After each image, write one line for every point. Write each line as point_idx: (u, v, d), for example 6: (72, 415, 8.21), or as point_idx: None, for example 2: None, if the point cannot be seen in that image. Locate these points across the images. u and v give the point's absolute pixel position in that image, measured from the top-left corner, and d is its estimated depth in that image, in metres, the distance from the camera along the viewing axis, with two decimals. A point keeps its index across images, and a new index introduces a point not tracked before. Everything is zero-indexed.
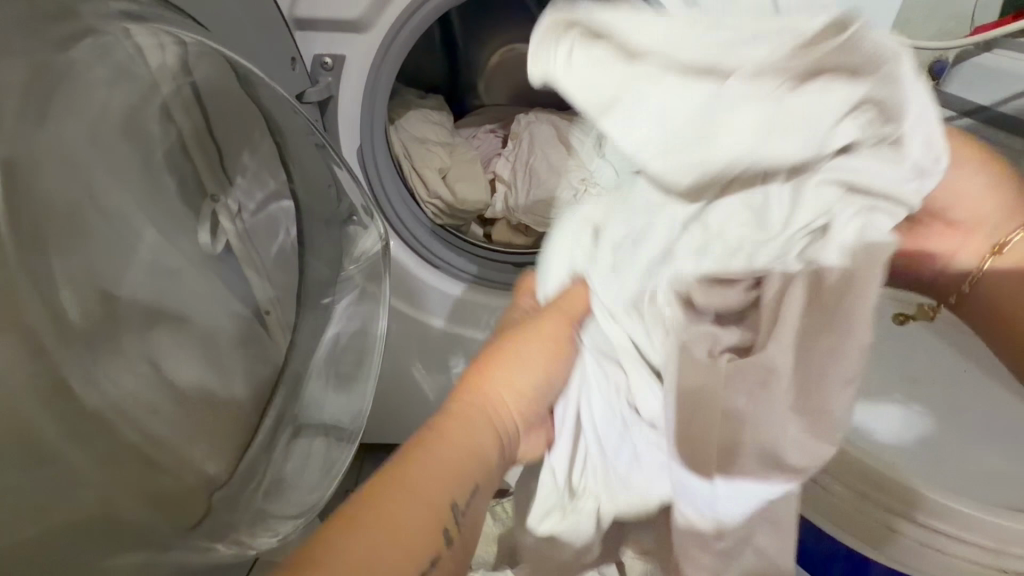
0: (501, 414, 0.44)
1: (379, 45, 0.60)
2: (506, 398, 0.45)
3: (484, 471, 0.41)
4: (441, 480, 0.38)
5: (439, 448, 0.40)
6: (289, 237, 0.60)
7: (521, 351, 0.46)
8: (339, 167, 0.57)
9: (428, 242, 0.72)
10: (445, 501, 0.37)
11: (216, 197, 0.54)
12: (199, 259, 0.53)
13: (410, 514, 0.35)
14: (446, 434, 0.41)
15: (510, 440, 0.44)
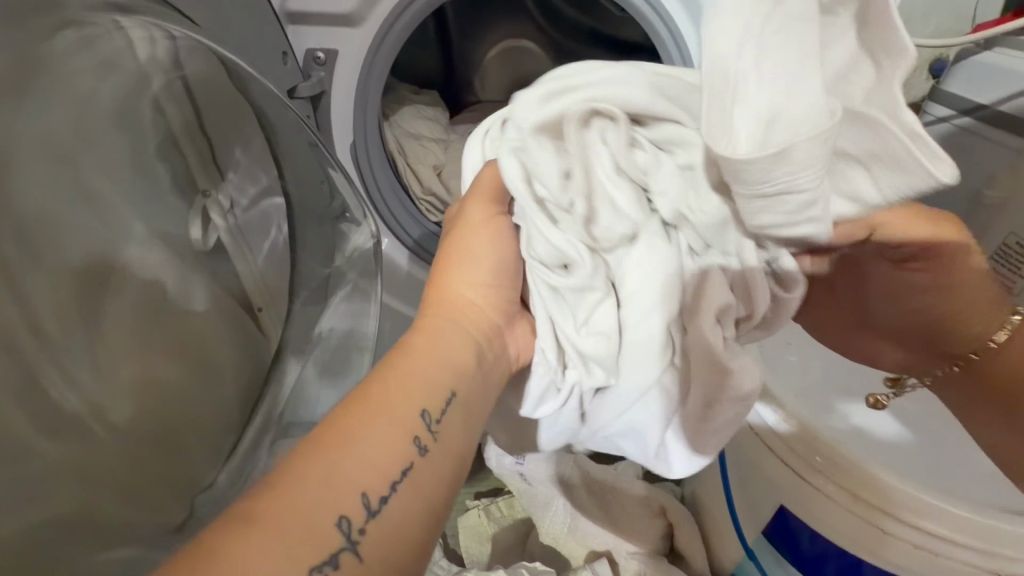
0: (464, 314, 0.41)
1: (370, 39, 0.60)
2: (465, 297, 0.42)
3: (455, 372, 0.37)
4: (399, 386, 0.35)
5: (398, 361, 0.36)
6: (280, 234, 0.59)
7: (468, 254, 0.42)
8: (333, 166, 0.57)
9: (421, 237, 0.71)
10: (413, 414, 0.34)
11: (206, 193, 0.53)
12: (190, 255, 0.52)
13: (367, 426, 0.32)
14: (406, 346, 0.38)
15: (487, 334, 0.41)
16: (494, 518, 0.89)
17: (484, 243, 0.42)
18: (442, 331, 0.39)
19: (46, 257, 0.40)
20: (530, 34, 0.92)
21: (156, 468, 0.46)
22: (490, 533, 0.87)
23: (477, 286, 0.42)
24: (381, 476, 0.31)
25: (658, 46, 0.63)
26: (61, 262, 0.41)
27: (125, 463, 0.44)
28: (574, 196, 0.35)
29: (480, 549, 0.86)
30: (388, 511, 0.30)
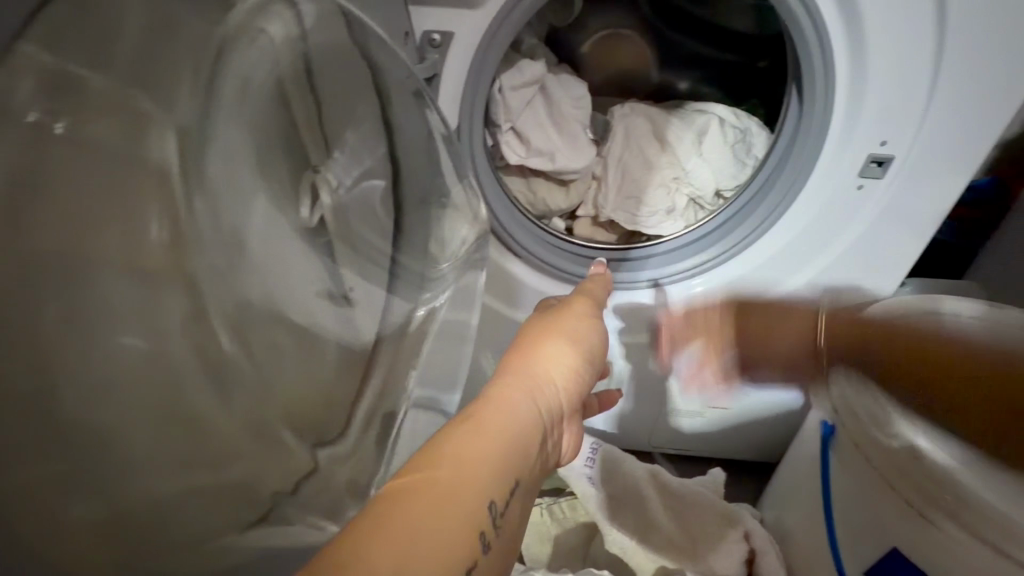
0: (546, 398, 0.46)
1: (488, 24, 0.58)
2: (547, 380, 0.47)
3: (525, 469, 0.41)
4: (488, 469, 0.38)
5: (488, 434, 0.40)
6: (383, 213, 0.60)
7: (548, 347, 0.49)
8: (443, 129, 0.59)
9: (514, 230, 0.71)
10: (488, 498, 0.37)
11: (317, 169, 0.54)
12: (301, 231, 0.52)
13: (464, 484, 0.36)
14: (487, 418, 0.41)
15: (551, 431, 0.46)
16: (557, 519, 0.87)
17: (562, 346, 0.50)
18: (527, 410, 0.43)
19: None
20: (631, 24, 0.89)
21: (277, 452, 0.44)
22: (552, 534, 0.85)
23: (565, 375, 0.48)
24: (457, 547, 0.34)
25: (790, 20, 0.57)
26: None
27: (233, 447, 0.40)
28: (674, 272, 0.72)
29: (542, 550, 0.84)
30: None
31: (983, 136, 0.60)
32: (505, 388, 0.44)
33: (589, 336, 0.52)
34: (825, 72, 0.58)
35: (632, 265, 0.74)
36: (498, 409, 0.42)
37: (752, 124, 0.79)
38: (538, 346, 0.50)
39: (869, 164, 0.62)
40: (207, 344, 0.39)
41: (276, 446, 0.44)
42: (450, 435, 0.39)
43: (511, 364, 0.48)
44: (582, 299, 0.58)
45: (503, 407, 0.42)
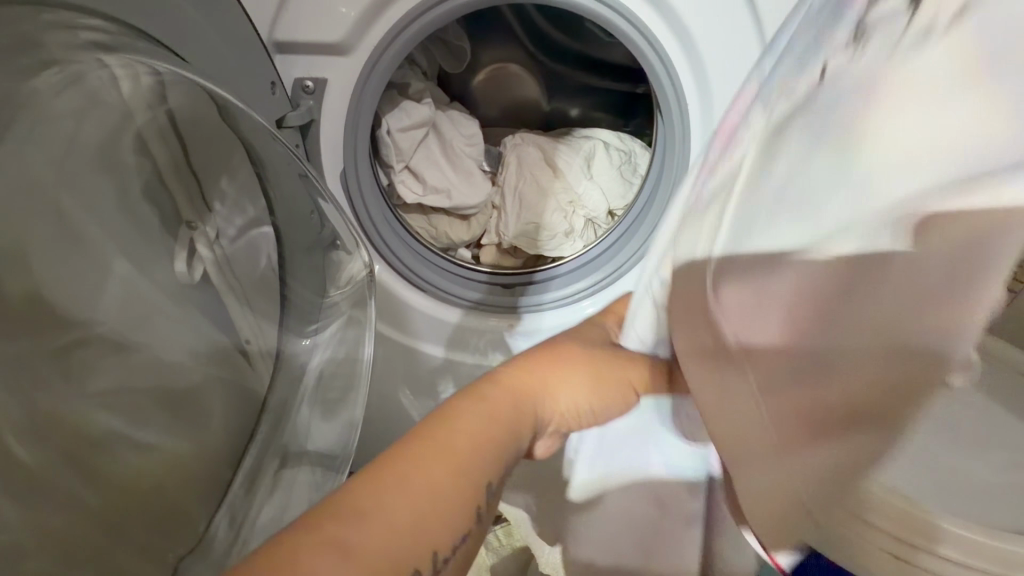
0: (545, 406, 0.45)
1: (361, 68, 0.59)
2: (554, 407, 0.46)
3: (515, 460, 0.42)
4: (482, 478, 0.38)
5: (487, 424, 0.40)
6: (270, 266, 0.57)
7: (563, 358, 0.47)
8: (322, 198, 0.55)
9: (415, 264, 0.72)
10: (480, 483, 0.38)
11: (192, 224, 0.51)
12: (176, 290, 0.50)
13: (457, 488, 0.36)
14: (490, 417, 0.40)
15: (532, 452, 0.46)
16: (493, 547, 0.86)
17: (580, 358, 0.47)
18: (525, 421, 0.43)
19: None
20: (517, 58, 0.93)
21: (111, 544, 0.42)
22: (489, 564, 0.85)
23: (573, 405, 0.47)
24: (441, 524, 0.35)
25: (635, 51, 0.64)
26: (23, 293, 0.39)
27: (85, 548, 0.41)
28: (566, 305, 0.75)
29: None
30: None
31: None
32: (519, 398, 0.44)
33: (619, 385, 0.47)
34: (677, 103, 0.64)
35: (538, 288, 0.77)
36: (501, 408, 0.42)
37: (635, 145, 0.84)
38: (560, 365, 0.47)
39: None
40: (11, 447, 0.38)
41: (113, 540, 0.43)
42: (460, 429, 0.39)
43: (531, 370, 0.46)
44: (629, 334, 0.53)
45: (504, 423, 0.41)
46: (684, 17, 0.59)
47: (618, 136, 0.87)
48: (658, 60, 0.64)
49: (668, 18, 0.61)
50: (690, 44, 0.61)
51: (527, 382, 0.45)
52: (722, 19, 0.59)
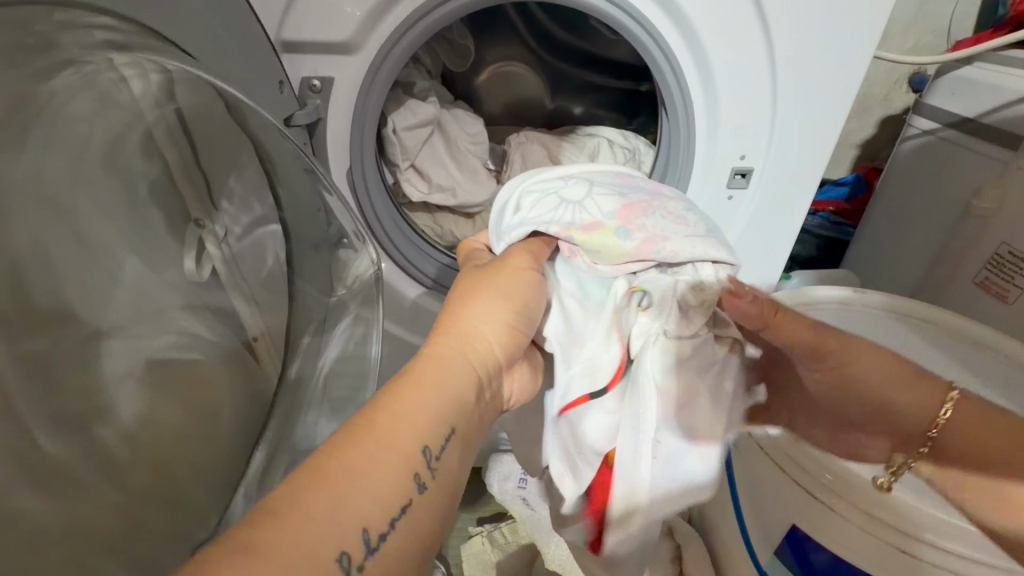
0: (477, 349, 0.41)
1: (367, 67, 0.60)
2: (481, 337, 0.42)
3: (465, 410, 0.38)
4: (412, 424, 0.34)
5: (415, 387, 0.36)
6: (278, 264, 0.58)
7: (479, 295, 0.44)
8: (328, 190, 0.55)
9: (421, 262, 0.72)
10: (418, 443, 0.34)
11: (201, 222, 0.52)
12: (185, 288, 0.52)
13: (386, 445, 0.32)
14: (415, 377, 0.37)
15: (494, 383, 0.42)
16: (498, 544, 0.87)
17: (498, 289, 0.44)
18: (459, 367, 0.39)
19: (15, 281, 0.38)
20: (522, 56, 0.93)
21: (125, 536, 0.43)
22: (494, 561, 0.85)
23: (499, 327, 0.43)
24: (387, 495, 0.31)
25: (643, 53, 0.62)
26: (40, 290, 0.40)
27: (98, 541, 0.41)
28: None
29: None
30: (385, 548, 0.30)
31: (825, 148, 0.66)
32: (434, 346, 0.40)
33: (529, 294, 0.45)
34: (681, 99, 0.64)
35: None
36: (429, 366, 0.38)
37: (639, 143, 0.84)
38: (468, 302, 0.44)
39: (734, 177, 0.67)
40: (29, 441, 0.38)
41: (125, 532, 0.43)
42: (380, 404, 0.34)
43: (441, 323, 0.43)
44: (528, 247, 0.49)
45: (434, 381, 0.37)
46: (691, 15, 0.59)
47: (622, 134, 0.87)
48: (666, 63, 0.62)
49: (676, 18, 0.60)
50: (692, 39, 0.61)
51: (449, 329, 0.42)
52: (726, 17, 0.59)
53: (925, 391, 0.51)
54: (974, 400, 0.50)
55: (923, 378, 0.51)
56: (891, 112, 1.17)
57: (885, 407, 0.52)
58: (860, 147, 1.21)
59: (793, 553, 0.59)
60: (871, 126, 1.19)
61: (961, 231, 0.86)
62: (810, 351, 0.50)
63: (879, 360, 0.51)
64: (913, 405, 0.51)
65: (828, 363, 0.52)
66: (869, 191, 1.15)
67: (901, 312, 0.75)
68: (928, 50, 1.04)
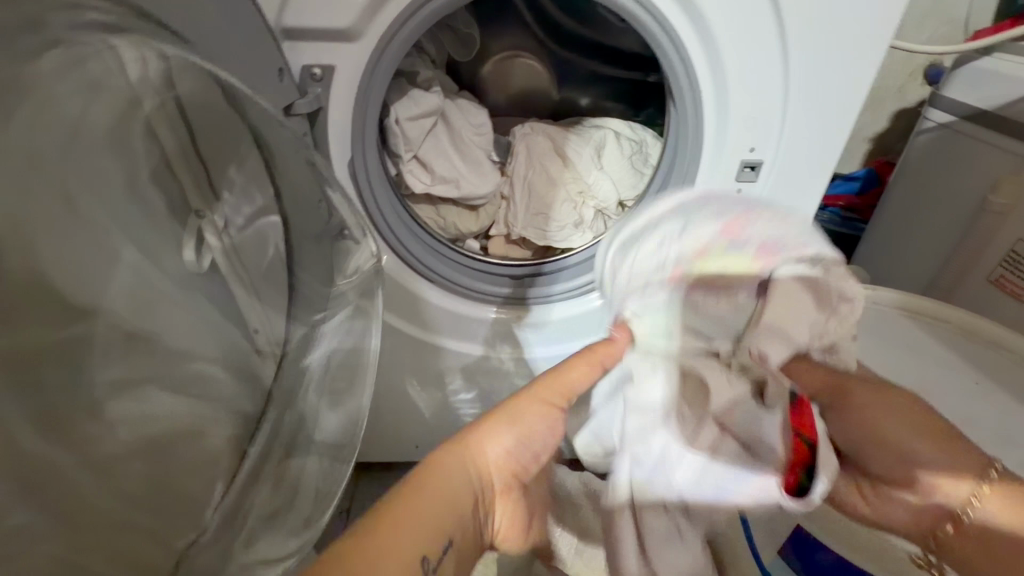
0: (484, 471, 0.46)
1: (369, 55, 0.58)
2: (486, 459, 0.47)
3: (458, 529, 0.42)
4: (418, 535, 0.38)
5: (429, 497, 0.41)
6: (279, 254, 0.58)
7: (513, 412, 0.49)
8: (329, 181, 0.55)
9: (424, 255, 0.71)
10: (418, 552, 0.37)
11: (201, 213, 0.51)
12: (186, 279, 0.51)
13: (388, 552, 0.36)
14: (428, 490, 0.41)
15: (482, 512, 0.46)
16: None
17: (532, 411, 0.49)
18: (465, 482, 0.44)
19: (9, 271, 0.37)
20: (528, 46, 0.91)
21: (124, 529, 0.42)
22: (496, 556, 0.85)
23: (502, 453, 0.47)
24: None
25: (652, 43, 0.61)
26: (33, 282, 0.39)
27: (104, 530, 0.41)
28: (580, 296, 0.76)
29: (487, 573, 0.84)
30: None
31: (839, 140, 0.65)
32: (445, 457, 0.44)
33: (546, 426, 0.49)
34: (691, 91, 0.62)
35: (546, 279, 0.77)
36: (446, 477, 0.43)
37: (646, 135, 0.83)
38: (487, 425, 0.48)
39: (744, 170, 0.66)
40: (23, 437, 0.37)
41: (125, 525, 0.43)
42: (389, 510, 0.38)
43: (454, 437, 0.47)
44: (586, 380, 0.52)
45: (445, 497, 0.41)
46: (703, 3, 0.57)
47: (629, 125, 0.85)
48: (675, 53, 0.61)
49: (687, 6, 0.58)
50: (704, 28, 0.59)
51: (470, 449, 0.46)
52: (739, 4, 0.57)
53: (959, 462, 0.46)
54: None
55: (961, 452, 0.47)
56: (905, 105, 1.15)
57: (907, 466, 0.48)
58: (872, 141, 1.19)
59: (798, 554, 0.60)
60: (885, 119, 1.17)
61: (976, 228, 0.85)
62: (833, 394, 0.52)
63: (908, 416, 0.49)
64: (948, 484, 0.46)
65: (850, 405, 0.51)
66: (881, 187, 1.13)
67: (911, 309, 0.73)
68: (946, 40, 1.01)
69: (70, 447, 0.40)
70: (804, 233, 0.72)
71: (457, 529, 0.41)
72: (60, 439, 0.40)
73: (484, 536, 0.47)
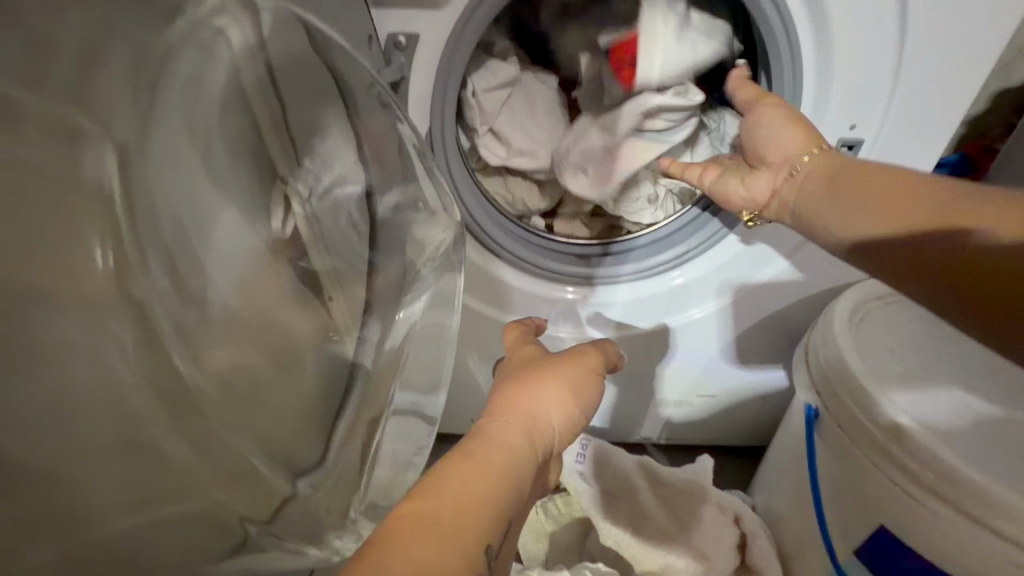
0: (540, 438, 0.44)
1: (456, 22, 0.57)
2: (545, 422, 0.45)
3: (519, 508, 0.40)
4: (477, 519, 0.36)
5: (482, 478, 0.38)
6: (356, 223, 0.58)
7: (551, 381, 0.48)
8: (402, 123, 0.56)
9: (494, 230, 0.71)
10: (485, 538, 0.36)
11: (287, 179, 0.53)
12: (273, 243, 0.52)
13: (459, 527, 0.35)
14: (487, 466, 0.39)
15: (535, 476, 0.43)
16: (551, 515, 0.85)
17: (567, 382, 0.48)
18: (524, 450, 0.42)
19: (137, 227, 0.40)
20: None
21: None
22: (548, 531, 0.84)
23: (563, 419, 0.46)
24: None
25: (755, 10, 0.56)
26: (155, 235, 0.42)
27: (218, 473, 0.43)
28: (653, 277, 0.74)
29: (539, 547, 0.83)
30: None
31: (953, 117, 0.59)
32: (497, 427, 0.43)
33: (589, 389, 0.50)
34: (790, 60, 0.58)
35: (614, 259, 0.75)
36: (504, 446, 0.41)
37: (723, 113, 0.79)
38: (535, 383, 0.47)
39: (840, 149, 0.62)
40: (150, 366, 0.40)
41: None
42: (445, 475, 0.38)
43: (503, 399, 0.46)
44: (596, 349, 0.54)
45: (508, 472, 0.40)
46: None
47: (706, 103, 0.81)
48: (780, 20, 0.56)
49: None
50: None
51: (515, 417, 0.44)
52: None
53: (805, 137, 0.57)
54: (831, 159, 0.56)
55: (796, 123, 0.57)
56: (1007, 84, 1.04)
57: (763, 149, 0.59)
58: (967, 124, 1.09)
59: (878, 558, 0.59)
60: (982, 101, 1.06)
61: None
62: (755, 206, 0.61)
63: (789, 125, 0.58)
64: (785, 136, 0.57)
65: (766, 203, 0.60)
66: (974, 174, 1.04)
67: None
68: None
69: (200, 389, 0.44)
70: None
71: (514, 518, 0.40)
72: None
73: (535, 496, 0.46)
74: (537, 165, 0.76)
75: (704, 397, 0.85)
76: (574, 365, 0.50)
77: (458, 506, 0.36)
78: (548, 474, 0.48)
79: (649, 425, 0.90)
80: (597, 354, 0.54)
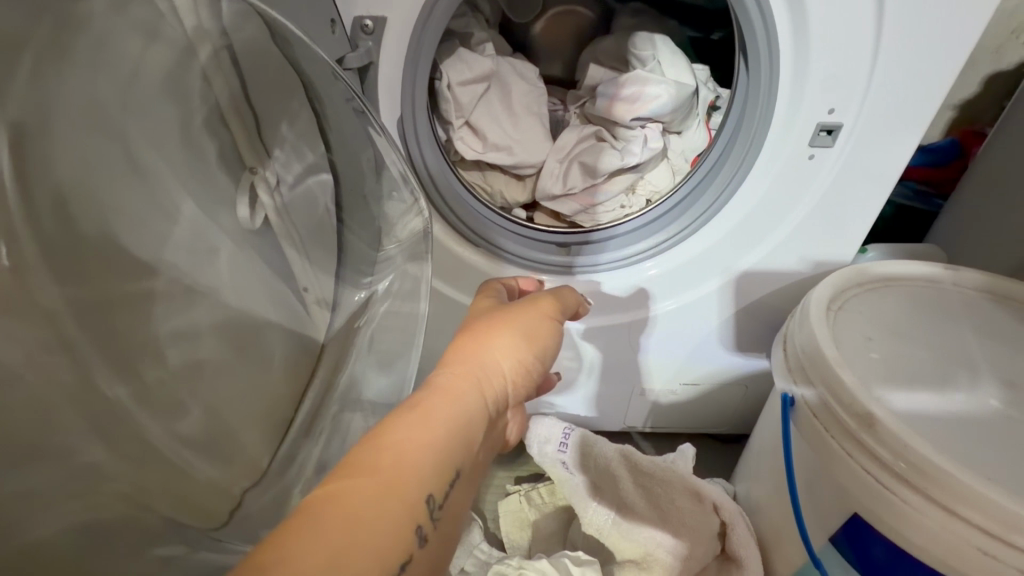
0: (492, 386, 0.44)
1: (423, 6, 0.56)
2: (495, 372, 0.45)
3: (471, 455, 0.40)
4: (419, 467, 0.36)
5: (426, 426, 0.38)
6: (328, 213, 0.57)
7: (502, 330, 0.47)
8: (377, 132, 0.53)
9: (471, 220, 0.70)
10: (425, 487, 0.36)
11: (254, 169, 0.52)
12: (238, 235, 0.52)
13: (401, 475, 0.35)
14: (431, 413, 0.39)
15: (489, 423, 0.43)
16: (535, 504, 0.86)
17: (521, 332, 0.48)
18: (473, 398, 0.42)
19: (82, 223, 0.39)
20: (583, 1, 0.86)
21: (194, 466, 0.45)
22: (532, 519, 0.85)
23: (516, 365, 0.46)
24: (385, 552, 0.32)
25: None
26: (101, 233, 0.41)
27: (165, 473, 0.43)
28: (631, 266, 0.73)
29: (522, 535, 0.84)
30: None
31: (935, 99, 0.58)
32: (445, 377, 0.43)
33: (546, 337, 0.49)
34: (767, 44, 0.57)
35: (593, 248, 0.74)
36: (452, 394, 0.41)
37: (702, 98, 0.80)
38: (488, 334, 0.47)
39: (819, 134, 0.61)
40: (94, 367, 0.40)
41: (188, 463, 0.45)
42: (389, 426, 0.37)
43: (453, 354, 0.46)
44: (552, 296, 0.54)
45: (455, 419, 0.39)
46: None
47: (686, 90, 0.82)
48: (754, 3, 0.55)
49: None
50: None
51: (464, 366, 0.44)
52: None
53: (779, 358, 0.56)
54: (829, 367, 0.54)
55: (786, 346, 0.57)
56: (1002, 67, 1.02)
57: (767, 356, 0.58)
58: (960, 108, 1.07)
59: (850, 546, 0.58)
60: (975, 84, 1.05)
61: None
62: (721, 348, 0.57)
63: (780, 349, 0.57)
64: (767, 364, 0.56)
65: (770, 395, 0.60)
66: (965, 159, 1.03)
67: (998, 292, 0.68)
68: None
69: (152, 386, 0.44)
70: (882, 203, 0.66)
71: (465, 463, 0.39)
72: (126, 381, 0.42)
73: (495, 447, 0.46)
74: (521, 154, 0.74)
75: (689, 384, 0.84)
76: (528, 315, 0.50)
77: (399, 453, 0.36)
78: (512, 425, 0.48)
79: (635, 413, 0.89)
80: (556, 302, 0.54)
